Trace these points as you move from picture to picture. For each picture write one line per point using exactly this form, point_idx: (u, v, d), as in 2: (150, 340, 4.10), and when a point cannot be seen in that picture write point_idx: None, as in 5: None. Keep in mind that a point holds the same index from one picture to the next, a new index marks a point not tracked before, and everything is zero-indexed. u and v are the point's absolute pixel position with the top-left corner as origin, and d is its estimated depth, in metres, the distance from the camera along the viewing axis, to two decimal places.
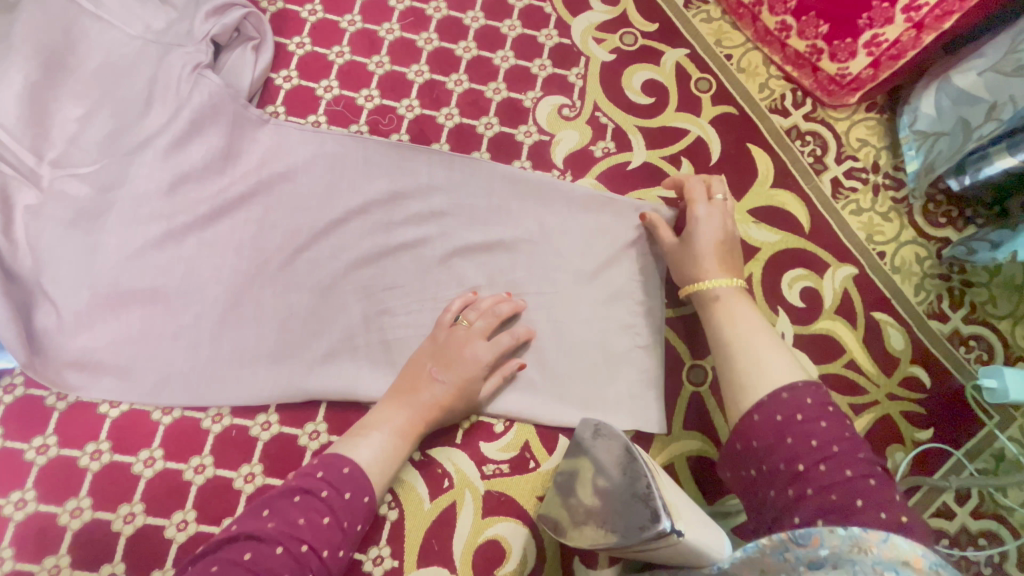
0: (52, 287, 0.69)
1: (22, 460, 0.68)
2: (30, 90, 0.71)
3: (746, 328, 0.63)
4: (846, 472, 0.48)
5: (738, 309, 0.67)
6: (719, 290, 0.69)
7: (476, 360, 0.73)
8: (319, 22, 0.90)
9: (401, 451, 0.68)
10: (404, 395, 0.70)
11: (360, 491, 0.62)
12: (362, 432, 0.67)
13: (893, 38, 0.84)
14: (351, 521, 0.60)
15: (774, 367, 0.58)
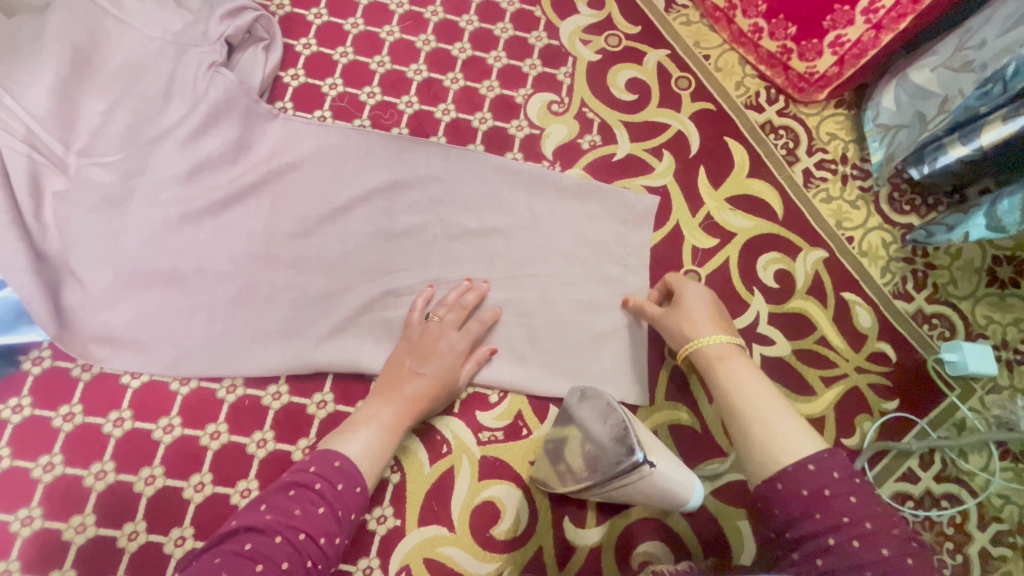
0: (78, 268, 0.74)
1: (50, 426, 0.73)
2: (57, 85, 0.76)
3: (754, 391, 0.64)
4: (880, 550, 0.50)
5: (738, 370, 0.67)
6: (717, 355, 0.70)
7: (452, 350, 0.78)
8: (324, 25, 0.96)
9: (390, 442, 0.72)
10: (386, 400, 0.74)
11: (354, 481, 0.66)
12: (352, 431, 0.71)
13: (855, 38, 0.91)
14: (345, 510, 0.64)
15: (787, 432, 0.59)
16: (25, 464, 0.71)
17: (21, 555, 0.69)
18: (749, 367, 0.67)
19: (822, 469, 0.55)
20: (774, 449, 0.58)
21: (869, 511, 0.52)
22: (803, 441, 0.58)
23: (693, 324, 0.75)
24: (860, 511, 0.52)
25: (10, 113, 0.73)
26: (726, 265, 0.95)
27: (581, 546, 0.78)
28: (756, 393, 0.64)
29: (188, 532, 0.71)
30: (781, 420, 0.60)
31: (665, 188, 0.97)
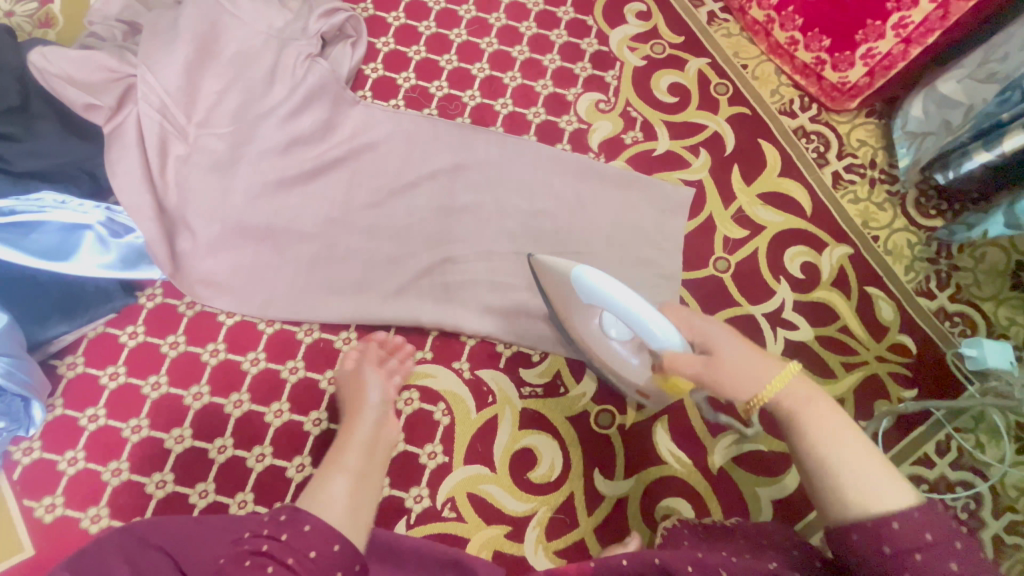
0: (190, 220, 0.88)
1: (158, 351, 0.85)
2: (187, 66, 0.88)
3: (842, 442, 0.50)
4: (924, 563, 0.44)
5: (820, 413, 0.52)
6: (795, 403, 0.53)
7: (372, 398, 0.77)
8: (401, 26, 1.09)
9: (367, 488, 0.62)
10: (338, 458, 0.65)
11: (305, 546, 0.50)
12: (322, 489, 0.59)
13: (885, 50, 0.98)
14: (305, 550, 0.50)
15: (884, 488, 0.48)
16: (137, 382, 0.84)
17: (130, 458, 0.80)
18: (830, 406, 0.53)
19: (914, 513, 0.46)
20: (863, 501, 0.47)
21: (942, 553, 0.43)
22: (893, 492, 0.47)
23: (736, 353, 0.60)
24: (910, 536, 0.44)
25: (150, 87, 0.86)
26: (755, 255, 1.02)
27: (609, 495, 0.85)
28: (843, 442, 0.50)
29: (268, 450, 0.82)
30: (874, 473, 0.48)
31: (701, 182, 1.06)
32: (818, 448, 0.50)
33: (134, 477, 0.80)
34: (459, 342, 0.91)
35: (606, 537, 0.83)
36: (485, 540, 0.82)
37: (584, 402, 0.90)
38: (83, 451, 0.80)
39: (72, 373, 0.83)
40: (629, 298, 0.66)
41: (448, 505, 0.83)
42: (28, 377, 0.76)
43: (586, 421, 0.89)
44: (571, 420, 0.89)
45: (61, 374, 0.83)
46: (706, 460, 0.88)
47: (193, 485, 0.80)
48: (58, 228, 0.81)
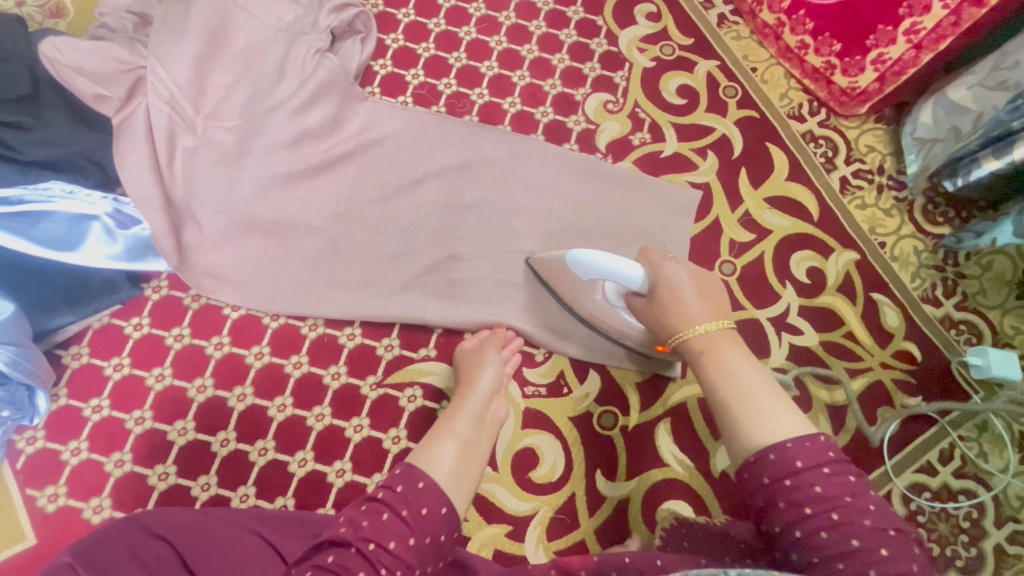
0: (197, 212, 0.88)
1: (162, 343, 0.85)
2: (197, 59, 0.88)
3: (747, 381, 0.60)
4: (851, 541, 0.48)
5: (734, 357, 0.62)
6: (712, 351, 0.63)
7: (494, 376, 0.78)
8: (411, 23, 1.09)
9: (474, 457, 0.65)
10: (450, 421, 0.68)
11: (417, 503, 0.56)
12: (433, 448, 0.63)
13: (896, 56, 0.98)
14: (411, 508, 0.55)
15: (776, 418, 0.56)
16: (141, 373, 0.84)
17: (133, 449, 0.80)
18: (741, 358, 0.62)
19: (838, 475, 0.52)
20: (756, 430, 0.56)
21: (863, 508, 0.50)
22: (780, 428, 0.56)
23: (684, 304, 0.67)
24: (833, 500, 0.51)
25: (159, 79, 0.86)
26: (761, 259, 1.02)
27: (610, 497, 0.85)
28: (748, 380, 0.60)
29: (270, 445, 0.82)
30: (771, 406, 0.57)
31: (708, 184, 1.05)
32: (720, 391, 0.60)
33: (137, 468, 0.80)
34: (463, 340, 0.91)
35: (607, 539, 0.83)
36: (485, 539, 0.82)
37: (587, 402, 0.90)
38: (85, 441, 0.80)
39: (76, 363, 0.83)
40: (619, 262, 0.74)
41: None
42: (33, 366, 0.76)
43: (589, 421, 0.89)
44: (574, 420, 0.89)
45: (66, 365, 0.83)
46: (708, 463, 0.88)
47: (195, 478, 0.80)
48: (65, 218, 0.81)
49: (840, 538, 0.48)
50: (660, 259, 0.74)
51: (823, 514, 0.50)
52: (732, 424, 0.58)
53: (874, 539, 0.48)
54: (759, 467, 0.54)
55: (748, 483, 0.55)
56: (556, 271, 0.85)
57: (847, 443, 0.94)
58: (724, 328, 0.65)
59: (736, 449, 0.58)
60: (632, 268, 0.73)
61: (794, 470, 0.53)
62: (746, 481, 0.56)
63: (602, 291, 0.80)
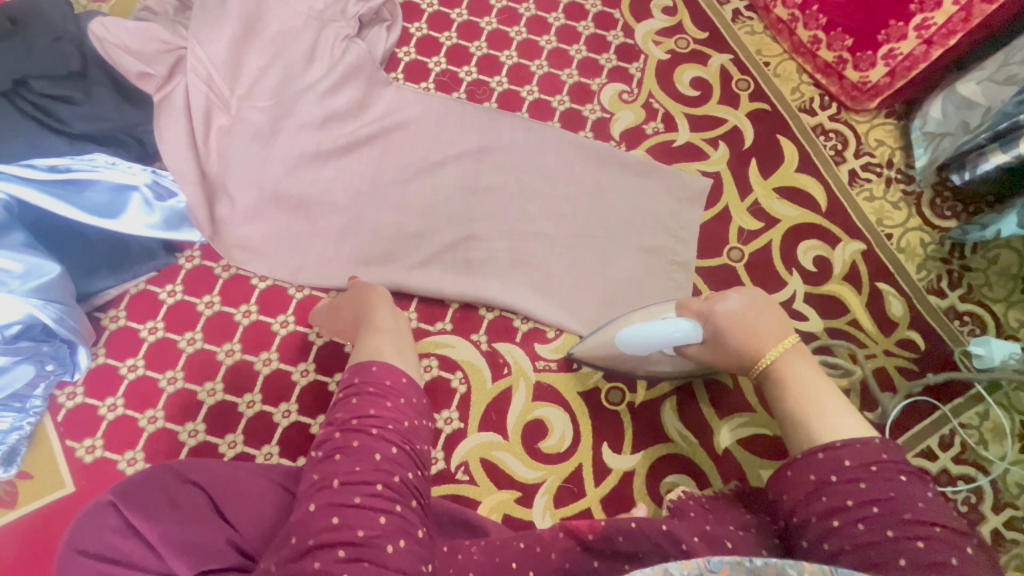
0: (230, 188, 0.92)
1: (194, 310, 0.90)
2: (233, 42, 0.93)
3: (814, 389, 0.65)
4: (885, 531, 0.51)
5: (804, 370, 0.67)
6: (785, 370, 0.67)
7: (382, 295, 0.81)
8: (434, 13, 1.13)
9: (406, 348, 0.72)
10: (370, 322, 0.75)
11: (382, 377, 0.63)
12: (372, 344, 0.70)
13: (906, 51, 1.00)
14: (378, 382, 0.63)
15: (841, 420, 0.61)
16: (173, 337, 0.89)
17: (165, 407, 0.85)
18: (814, 372, 0.67)
19: (886, 472, 0.55)
20: (823, 430, 0.60)
21: (908, 502, 0.53)
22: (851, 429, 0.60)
23: (754, 330, 0.70)
24: (871, 494, 0.54)
25: (198, 60, 0.91)
26: (769, 246, 1.05)
27: (618, 469, 0.89)
28: (817, 389, 0.65)
29: (293, 407, 0.87)
30: (836, 410, 0.62)
31: (719, 173, 1.08)
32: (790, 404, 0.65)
33: (169, 425, 0.85)
34: (478, 315, 0.96)
35: (613, 509, 0.87)
36: (496, 504, 0.86)
37: (596, 378, 0.93)
38: (121, 398, 0.85)
39: (114, 326, 0.88)
40: (665, 326, 0.76)
41: (462, 469, 0.87)
42: (77, 325, 0.81)
43: (598, 396, 0.92)
44: (582, 394, 0.92)
45: (104, 327, 0.88)
46: (711, 441, 0.91)
47: (223, 436, 0.85)
48: (108, 187, 0.85)
49: (875, 529, 0.52)
50: (704, 306, 0.74)
51: (862, 507, 0.53)
52: (798, 428, 0.63)
53: (910, 532, 0.51)
54: (811, 463, 0.58)
55: (790, 479, 0.59)
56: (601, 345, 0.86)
57: None
58: (793, 343, 0.69)
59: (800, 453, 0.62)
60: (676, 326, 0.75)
61: (841, 467, 0.57)
62: (787, 477, 0.59)
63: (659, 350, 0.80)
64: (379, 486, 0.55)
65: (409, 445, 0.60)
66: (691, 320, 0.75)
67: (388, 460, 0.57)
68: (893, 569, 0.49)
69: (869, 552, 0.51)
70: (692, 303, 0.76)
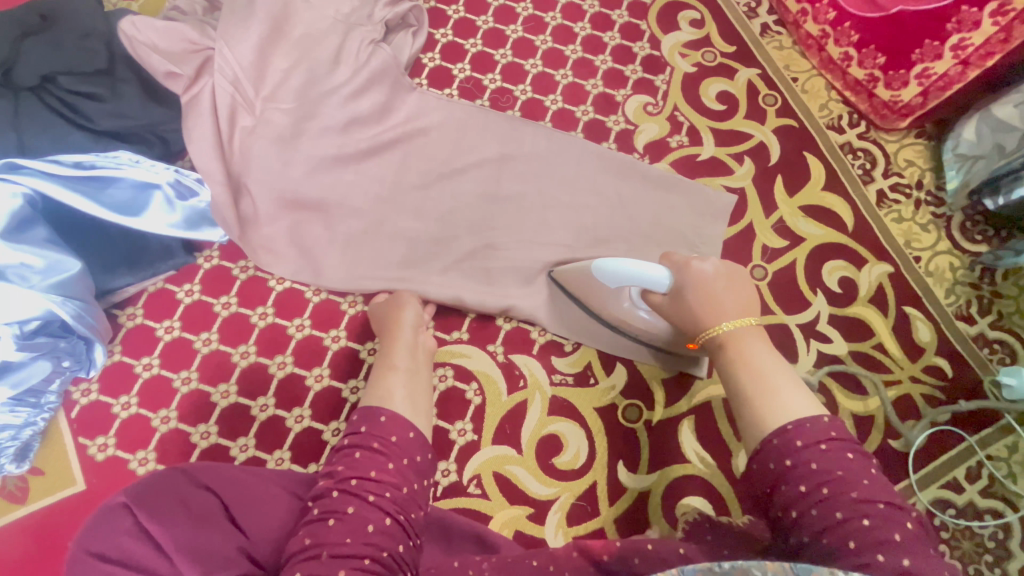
0: (251, 189, 0.92)
1: (211, 310, 0.90)
2: (260, 44, 0.93)
3: (766, 368, 0.62)
4: (835, 514, 0.51)
5: (756, 348, 0.65)
6: (739, 343, 0.66)
7: (411, 322, 0.82)
8: (460, 19, 1.12)
9: (420, 386, 0.73)
10: (389, 357, 0.76)
11: (387, 433, 0.62)
12: (384, 385, 0.70)
13: (941, 71, 0.99)
14: (382, 438, 0.62)
15: (789, 398, 0.59)
16: (189, 336, 0.88)
17: (179, 408, 0.85)
18: (771, 353, 0.64)
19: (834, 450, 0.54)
20: (768, 409, 0.58)
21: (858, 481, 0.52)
22: (798, 408, 0.58)
23: (713, 301, 0.70)
24: (820, 476, 0.53)
25: (226, 61, 0.91)
26: (794, 265, 1.03)
27: (632, 488, 0.87)
28: (770, 367, 0.62)
29: (306, 412, 0.86)
30: (784, 387, 0.60)
31: (744, 190, 1.06)
32: (742, 381, 0.62)
33: (181, 426, 0.84)
34: (495, 326, 0.94)
35: (627, 529, 0.85)
36: (507, 519, 0.84)
37: (613, 394, 0.91)
38: (135, 397, 0.85)
39: (131, 324, 0.88)
40: (648, 268, 0.75)
41: (474, 482, 0.86)
42: (93, 321, 0.81)
43: (614, 413, 0.90)
44: (599, 410, 0.90)
45: (121, 324, 0.88)
46: (729, 463, 0.89)
47: (235, 439, 0.84)
48: (132, 185, 0.85)
49: (827, 513, 0.51)
50: (683, 260, 0.75)
51: (814, 492, 0.53)
52: (747, 406, 0.61)
53: (858, 511, 0.50)
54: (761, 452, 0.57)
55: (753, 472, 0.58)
56: (576, 276, 0.87)
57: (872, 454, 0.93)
58: (751, 322, 0.67)
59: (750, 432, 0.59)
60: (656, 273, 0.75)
61: (794, 449, 0.55)
62: (754, 470, 0.58)
63: (629, 299, 0.83)
64: (367, 561, 0.52)
65: (403, 515, 0.58)
66: (668, 271, 0.75)
67: (381, 532, 0.55)
68: (843, 554, 0.48)
69: (823, 538, 0.50)
70: (673, 257, 0.76)
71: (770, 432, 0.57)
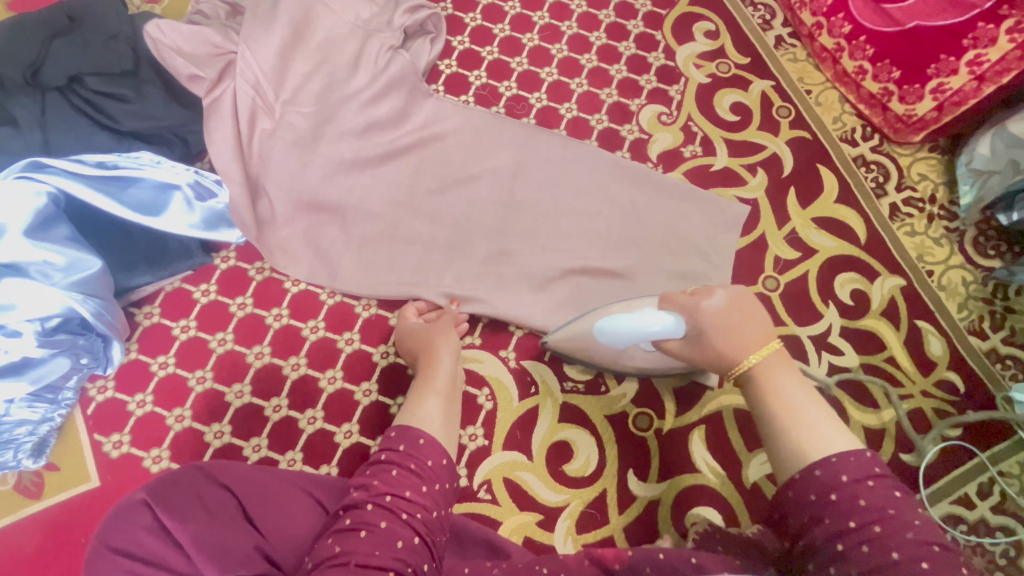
0: (270, 191, 0.93)
1: (227, 311, 0.91)
2: (281, 48, 0.94)
3: (798, 400, 0.60)
4: (890, 553, 0.48)
5: (785, 379, 0.63)
6: (766, 377, 0.63)
7: (450, 346, 0.82)
8: (477, 27, 1.14)
9: (450, 416, 0.73)
10: (427, 381, 0.76)
11: (423, 456, 0.63)
12: (420, 411, 0.70)
13: (957, 86, 0.99)
14: (418, 462, 0.63)
15: (826, 431, 0.57)
16: (205, 336, 0.89)
17: (193, 406, 0.85)
18: (799, 384, 0.62)
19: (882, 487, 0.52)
20: (808, 442, 0.57)
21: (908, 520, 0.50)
22: (838, 441, 0.56)
23: (733, 335, 0.65)
24: (871, 513, 0.50)
25: (248, 65, 0.92)
26: (806, 277, 1.03)
27: (643, 497, 0.87)
28: (801, 400, 0.61)
29: (319, 414, 0.86)
30: (820, 421, 0.58)
31: (757, 201, 1.07)
32: (772, 413, 0.60)
33: (195, 424, 0.85)
34: (507, 332, 0.95)
35: (637, 538, 0.84)
36: (517, 525, 0.84)
37: (624, 402, 0.91)
38: (150, 395, 0.85)
39: (148, 322, 0.89)
40: (649, 318, 0.71)
41: (484, 487, 0.86)
42: (113, 319, 0.81)
43: (625, 421, 0.91)
44: (610, 418, 0.91)
45: (138, 322, 0.89)
46: (739, 474, 0.89)
47: (248, 439, 0.84)
48: (152, 185, 0.86)
49: (880, 550, 0.48)
50: (691, 298, 0.70)
51: (863, 529, 0.50)
52: (782, 437, 0.59)
53: (917, 553, 0.47)
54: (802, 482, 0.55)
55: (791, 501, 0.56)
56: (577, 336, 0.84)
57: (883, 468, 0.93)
58: (776, 351, 0.64)
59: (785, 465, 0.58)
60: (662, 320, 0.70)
61: (840, 484, 0.53)
62: (789, 498, 0.56)
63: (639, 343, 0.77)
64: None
65: (430, 537, 0.58)
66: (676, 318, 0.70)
67: (408, 549, 0.55)
68: None
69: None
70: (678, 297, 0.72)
71: (810, 464, 0.55)
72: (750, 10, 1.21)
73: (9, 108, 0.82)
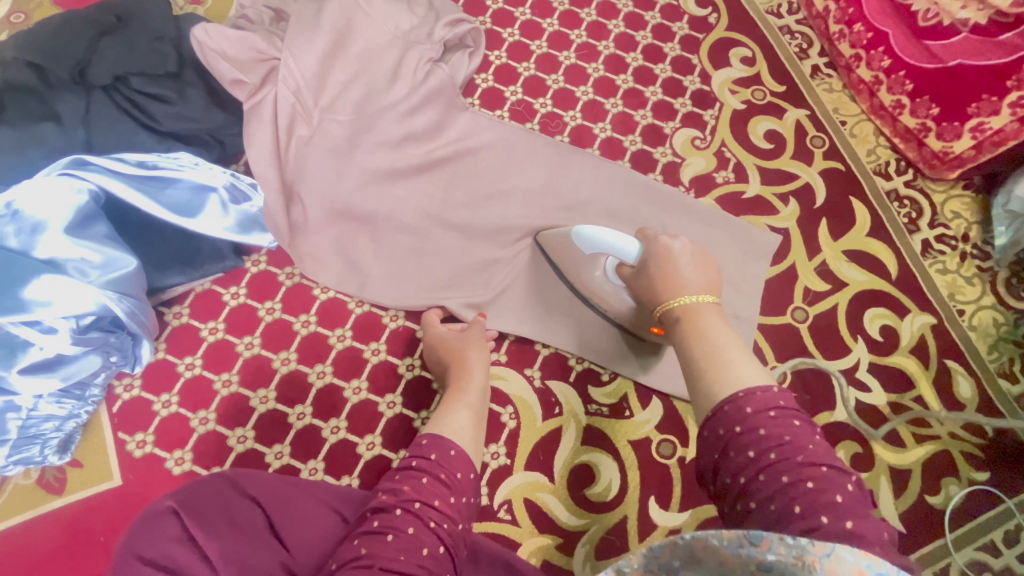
0: (304, 197, 0.93)
1: (255, 315, 0.91)
2: (323, 56, 0.95)
3: (719, 341, 0.61)
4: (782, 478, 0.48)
5: (711, 323, 0.64)
6: (693, 317, 0.65)
7: (479, 362, 0.82)
8: (515, 43, 1.14)
9: (480, 429, 0.73)
10: (457, 393, 0.76)
11: (453, 467, 0.62)
12: (450, 420, 0.70)
13: (997, 127, 0.98)
14: (448, 472, 0.62)
15: (740, 370, 0.57)
16: (232, 339, 0.89)
17: (218, 410, 0.85)
18: (724, 326, 0.63)
19: None
20: (721, 381, 0.56)
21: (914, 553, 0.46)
22: (747, 377, 0.56)
23: (674, 277, 0.71)
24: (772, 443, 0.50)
25: (289, 71, 0.93)
26: (835, 309, 1.02)
27: (662, 526, 0.86)
28: (721, 341, 0.61)
29: (343, 424, 0.86)
30: (736, 360, 0.58)
31: (788, 230, 1.06)
32: (692, 353, 0.62)
33: (219, 428, 0.84)
34: (533, 350, 0.94)
35: None
36: (535, 547, 0.84)
37: (647, 428, 0.91)
38: (176, 396, 0.85)
39: (176, 322, 0.89)
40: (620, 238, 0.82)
41: (504, 507, 0.85)
42: (145, 318, 0.82)
43: (647, 447, 0.90)
44: (633, 443, 0.90)
45: (167, 322, 0.89)
46: None
47: (271, 446, 0.84)
48: (189, 187, 0.86)
49: (772, 477, 0.48)
50: (655, 236, 0.79)
51: (762, 457, 0.50)
52: (699, 377, 0.59)
53: None
54: (711, 423, 0.55)
55: (705, 440, 0.55)
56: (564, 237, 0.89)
57: (907, 508, 0.91)
58: (710, 299, 0.67)
59: (699, 402, 0.58)
60: (629, 242, 0.81)
61: (745, 417, 0.53)
62: (704, 439, 0.55)
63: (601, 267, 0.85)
64: None
65: (454, 548, 0.57)
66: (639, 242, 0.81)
67: (433, 558, 0.54)
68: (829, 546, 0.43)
69: (771, 503, 0.47)
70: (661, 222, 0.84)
71: (720, 400, 0.55)
72: (787, 38, 1.21)
73: (52, 104, 0.83)
